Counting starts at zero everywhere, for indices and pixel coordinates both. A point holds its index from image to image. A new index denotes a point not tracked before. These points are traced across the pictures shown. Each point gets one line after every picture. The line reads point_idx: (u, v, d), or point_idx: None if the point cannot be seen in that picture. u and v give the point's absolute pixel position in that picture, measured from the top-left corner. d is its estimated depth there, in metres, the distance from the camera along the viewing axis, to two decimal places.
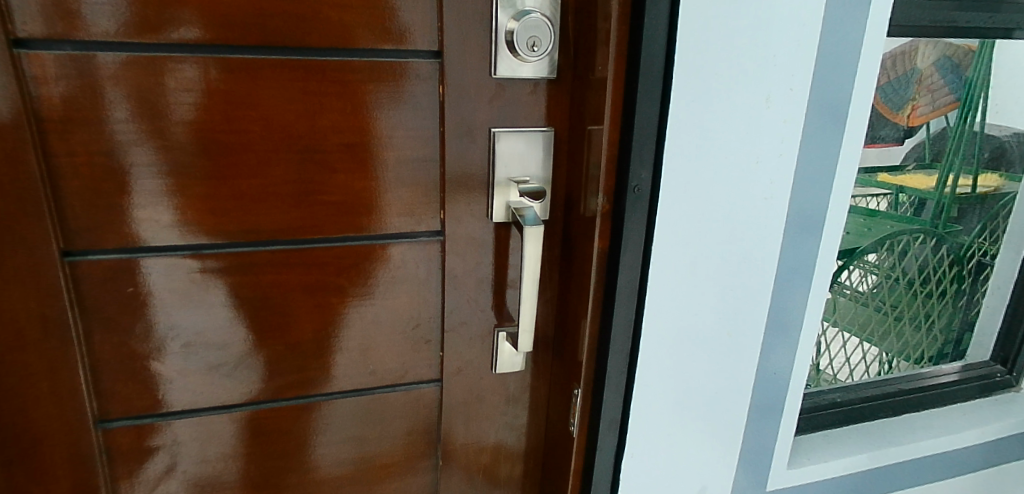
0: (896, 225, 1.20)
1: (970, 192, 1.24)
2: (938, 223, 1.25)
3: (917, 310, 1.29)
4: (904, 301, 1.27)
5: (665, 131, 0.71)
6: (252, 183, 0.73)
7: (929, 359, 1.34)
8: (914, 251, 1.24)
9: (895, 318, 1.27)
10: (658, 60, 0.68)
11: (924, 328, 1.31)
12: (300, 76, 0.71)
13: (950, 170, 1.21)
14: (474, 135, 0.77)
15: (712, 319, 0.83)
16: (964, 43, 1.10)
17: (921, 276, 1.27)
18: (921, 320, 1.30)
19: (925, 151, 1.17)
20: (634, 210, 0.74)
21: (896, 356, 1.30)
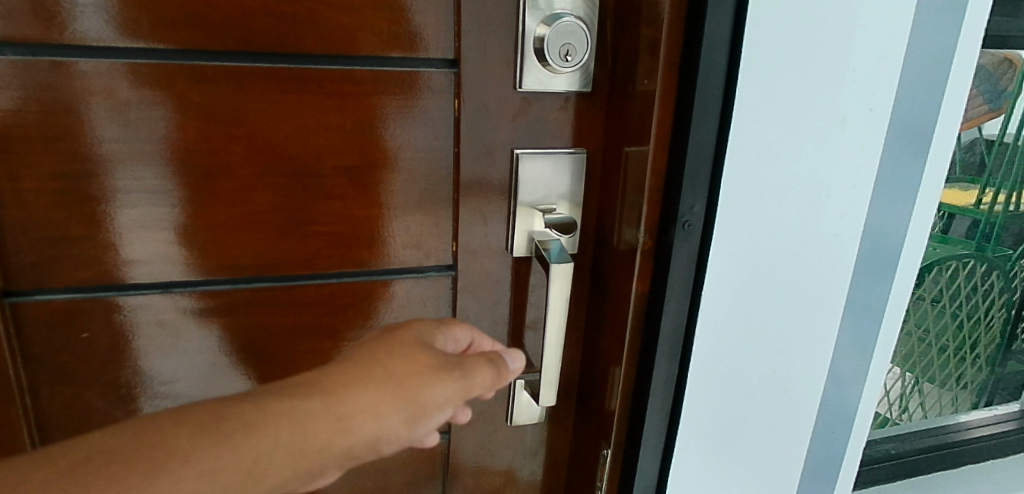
0: (939, 248, 1.09)
1: (1016, 210, 1.12)
2: (983, 244, 1.12)
3: (964, 340, 1.18)
4: (949, 331, 1.15)
5: (722, 158, 0.60)
6: (232, 210, 0.62)
7: (974, 388, 1.23)
8: (960, 278, 1.12)
9: (940, 350, 1.16)
10: (717, 73, 0.57)
11: (970, 358, 1.20)
12: (290, 86, 0.60)
13: (988, 184, 1.08)
14: (494, 157, 0.66)
15: (765, 373, 0.72)
16: (1002, 52, 0.95)
17: (970, 303, 1.15)
18: (966, 349, 1.19)
19: (957, 165, 1.04)
20: (682, 250, 0.62)
21: (936, 387, 1.19)
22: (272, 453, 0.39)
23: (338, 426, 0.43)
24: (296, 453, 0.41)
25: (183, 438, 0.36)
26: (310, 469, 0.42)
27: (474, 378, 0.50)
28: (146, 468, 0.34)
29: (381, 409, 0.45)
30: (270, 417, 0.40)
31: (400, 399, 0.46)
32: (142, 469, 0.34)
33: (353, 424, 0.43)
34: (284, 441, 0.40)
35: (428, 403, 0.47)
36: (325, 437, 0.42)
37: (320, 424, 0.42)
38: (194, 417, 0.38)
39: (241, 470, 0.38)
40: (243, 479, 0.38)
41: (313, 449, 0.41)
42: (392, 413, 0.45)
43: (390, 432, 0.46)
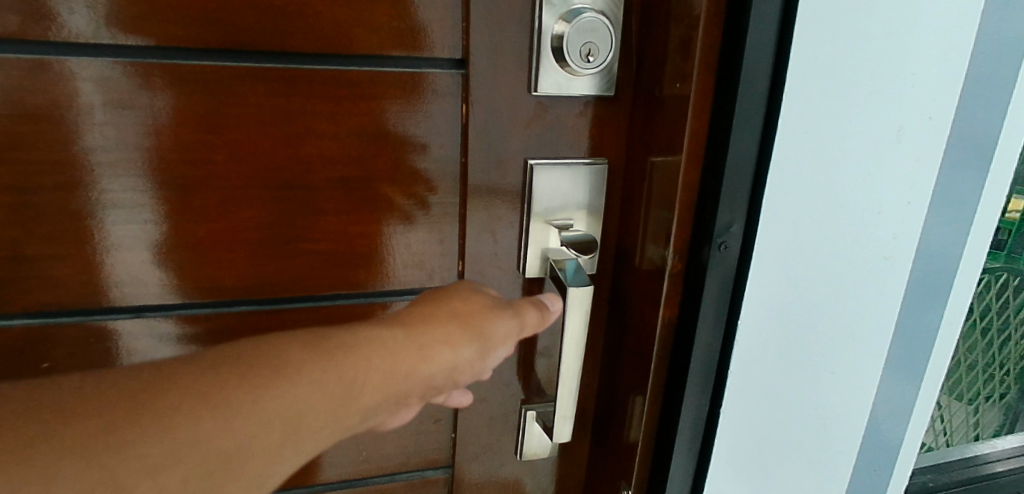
0: None
1: None
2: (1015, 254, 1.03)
3: (993, 354, 1.11)
4: (979, 348, 1.08)
5: (764, 171, 0.53)
6: (211, 227, 0.55)
7: (1004, 401, 1.16)
8: (993, 292, 1.04)
9: (968, 367, 1.09)
10: (761, 76, 0.50)
11: (999, 372, 1.13)
12: (278, 89, 0.53)
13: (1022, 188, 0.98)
14: (505, 168, 0.59)
15: (803, 407, 0.65)
16: None
17: (999, 317, 1.07)
18: (995, 364, 1.12)
19: None
20: (716, 274, 0.55)
21: (963, 406, 1.12)
22: (365, 375, 0.42)
23: (419, 354, 0.46)
24: (383, 377, 0.44)
25: (293, 352, 0.39)
26: (390, 398, 0.45)
27: (526, 315, 0.55)
28: (247, 392, 0.36)
29: (455, 340, 0.49)
30: (363, 341, 0.43)
31: (474, 329, 0.50)
32: (238, 394, 0.35)
33: (433, 353, 0.47)
34: (374, 361, 0.43)
35: (502, 334, 0.53)
36: (408, 365, 0.45)
37: (402, 350, 0.45)
38: (256, 353, 0.38)
39: (341, 389, 0.41)
40: (336, 399, 0.40)
41: (396, 375, 0.44)
42: (467, 345, 0.50)
43: (467, 362, 0.51)
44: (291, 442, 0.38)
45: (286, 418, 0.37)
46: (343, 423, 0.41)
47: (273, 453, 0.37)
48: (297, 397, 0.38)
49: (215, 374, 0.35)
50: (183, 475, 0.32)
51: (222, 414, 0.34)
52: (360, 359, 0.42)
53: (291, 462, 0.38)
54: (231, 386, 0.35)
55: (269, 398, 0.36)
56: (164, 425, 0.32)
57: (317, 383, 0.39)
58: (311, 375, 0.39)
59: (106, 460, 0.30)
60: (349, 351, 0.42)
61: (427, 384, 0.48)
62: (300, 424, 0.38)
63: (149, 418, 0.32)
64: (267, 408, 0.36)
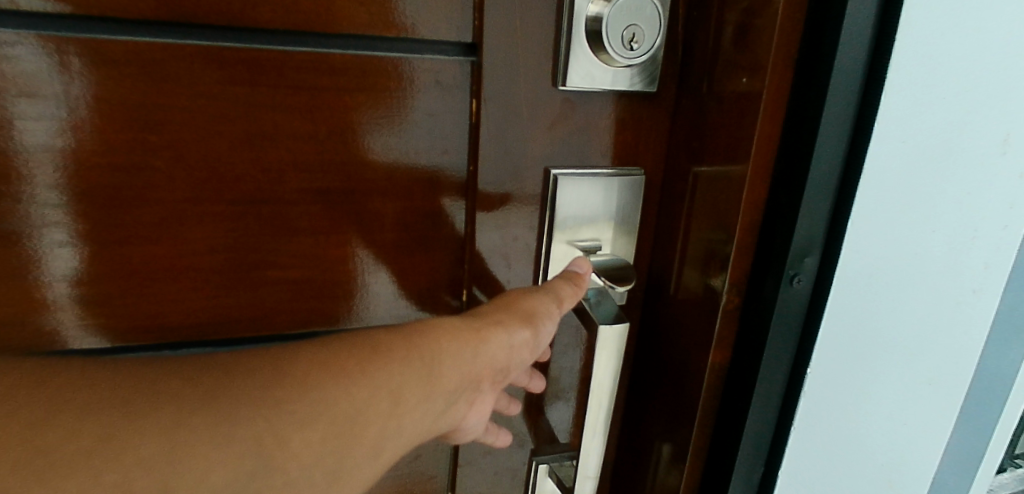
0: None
1: None
2: None
3: None
4: None
5: (849, 187, 0.44)
6: (149, 252, 0.43)
7: None
8: None
9: None
10: (852, 71, 0.41)
11: None
12: (239, 76, 0.41)
13: None
14: (523, 179, 0.48)
15: (868, 460, 0.55)
16: None
17: None
18: None
19: None
20: (785, 310, 0.46)
21: None
22: (442, 358, 0.39)
23: (478, 339, 0.42)
24: (457, 362, 0.40)
25: (383, 337, 0.37)
26: (470, 382, 0.42)
27: (561, 292, 0.45)
28: (355, 365, 0.35)
29: (506, 322, 0.43)
30: (429, 325, 0.40)
31: (530, 311, 0.44)
32: (346, 365, 0.34)
33: (495, 337, 0.42)
34: (446, 345, 0.40)
35: (546, 316, 0.44)
36: (476, 348, 0.41)
37: (463, 335, 0.41)
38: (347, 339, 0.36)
39: (428, 368, 0.38)
40: (426, 377, 0.38)
41: (473, 358, 0.41)
42: (524, 330, 0.43)
43: (524, 351, 0.45)
44: (395, 419, 0.36)
45: (391, 391, 0.36)
46: (436, 407, 0.39)
47: (386, 426, 0.36)
48: (393, 374, 0.36)
49: (313, 354, 0.34)
50: (322, 436, 0.32)
51: (340, 383, 0.34)
52: (437, 341, 0.40)
53: (403, 438, 0.38)
54: (340, 360, 0.34)
55: (376, 370, 0.35)
56: (298, 387, 0.32)
57: (407, 362, 0.37)
58: (398, 354, 0.37)
59: (258, 420, 0.30)
60: (426, 333, 0.39)
61: (503, 369, 0.45)
62: (400, 401, 0.36)
63: (285, 385, 0.31)
64: (375, 381, 0.35)
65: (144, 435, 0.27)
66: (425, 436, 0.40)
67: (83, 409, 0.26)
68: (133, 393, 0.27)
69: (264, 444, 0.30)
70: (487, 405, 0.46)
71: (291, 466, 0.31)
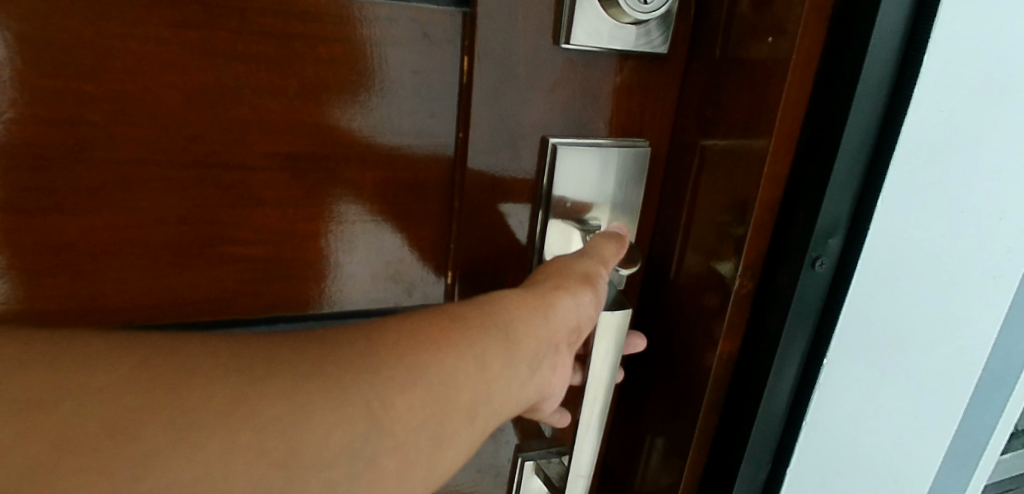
0: None
1: None
2: None
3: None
4: None
5: (881, 164, 0.40)
6: (84, 221, 0.37)
7: None
8: None
9: None
10: (892, 32, 0.37)
11: None
12: (194, 17, 0.35)
13: None
14: (518, 148, 0.43)
15: (873, 452, 0.53)
16: None
17: None
18: None
19: None
20: (803, 295, 0.43)
21: None
22: (514, 322, 0.34)
23: (548, 304, 0.37)
24: (536, 326, 0.35)
25: (465, 307, 0.33)
26: (551, 345, 0.37)
27: (604, 251, 0.41)
28: (441, 331, 0.30)
29: (570, 284, 0.38)
30: (493, 295, 0.35)
31: (584, 272, 0.39)
32: (436, 333, 0.30)
33: (561, 300, 0.37)
34: (521, 309, 0.35)
35: (600, 278, 0.40)
36: (545, 315, 0.36)
37: (532, 300, 0.36)
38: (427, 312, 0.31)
39: (507, 335, 0.33)
40: (510, 345, 0.33)
41: (544, 324, 0.36)
42: (586, 291, 0.39)
43: (590, 315, 0.40)
44: (484, 389, 0.31)
45: (479, 357, 0.31)
46: (523, 376, 0.34)
47: (481, 393, 0.31)
48: (479, 339, 0.31)
49: (397, 326, 0.29)
50: (422, 403, 0.28)
51: (431, 348, 0.29)
52: (506, 306, 0.34)
53: (501, 408, 0.33)
54: (427, 325, 0.30)
55: (463, 334, 0.31)
56: (389, 353, 0.27)
57: (488, 327, 0.32)
58: (477, 319, 0.32)
59: (359, 383, 0.26)
60: (495, 300, 0.34)
61: (577, 330, 0.39)
62: (490, 369, 0.31)
63: (380, 349, 0.27)
64: (462, 348, 0.30)
65: (207, 413, 0.22)
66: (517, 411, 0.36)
67: (104, 395, 0.21)
68: (177, 371, 0.23)
69: (371, 409, 0.26)
70: (568, 369, 0.40)
71: (399, 434, 0.27)
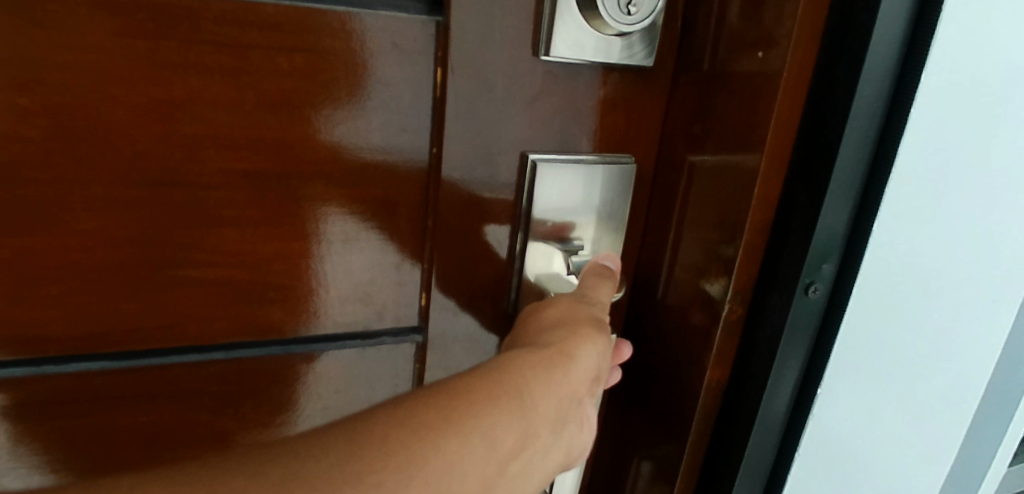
0: None
1: None
2: None
3: None
4: None
5: (878, 186, 0.38)
6: (23, 243, 0.34)
7: None
8: None
9: None
10: (892, 46, 0.34)
11: None
12: (139, 25, 0.32)
13: None
14: (496, 165, 0.41)
15: (868, 479, 0.51)
16: None
17: None
18: None
19: None
20: (797, 322, 0.40)
21: None
22: (531, 386, 0.32)
23: (565, 365, 0.35)
24: (554, 390, 0.33)
25: (466, 378, 0.31)
26: (575, 400, 0.36)
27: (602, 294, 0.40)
28: (438, 415, 0.28)
29: (587, 336, 0.36)
30: (507, 360, 0.33)
31: (595, 317, 0.38)
32: (433, 417, 0.28)
33: (584, 352, 0.36)
34: (536, 373, 0.33)
35: (603, 322, 0.39)
36: (566, 372, 0.34)
37: (545, 361, 0.34)
38: (424, 390, 0.29)
39: (518, 404, 0.31)
40: (522, 414, 0.31)
41: (566, 382, 0.34)
42: (602, 337, 0.37)
43: (607, 364, 0.38)
44: (492, 471, 0.29)
45: (485, 438, 0.29)
46: (541, 444, 0.33)
47: (488, 474, 0.29)
48: (483, 416, 0.29)
49: (389, 419, 0.27)
50: None
51: (427, 439, 0.27)
52: (523, 371, 0.33)
53: (514, 482, 0.32)
54: (423, 411, 0.28)
55: (465, 416, 0.29)
56: (378, 455, 0.25)
57: (495, 400, 0.30)
58: (484, 394, 0.30)
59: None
60: (504, 366, 0.32)
61: (600, 380, 0.38)
62: (498, 449, 0.30)
63: (366, 451, 0.25)
64: (461, 432, 0.28)
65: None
66: (541, 480, 0.34)
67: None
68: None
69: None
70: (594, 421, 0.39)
71: None
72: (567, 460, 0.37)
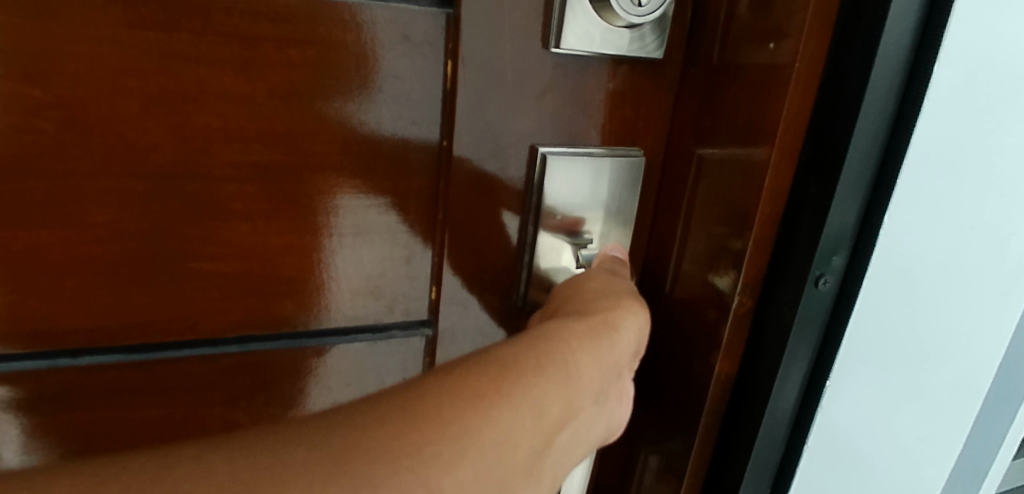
0: None
1: None
2: None
3: None
4: None
5: (888, 179, 0.38)
6: (33, 236, 0.34)
7: None
8: None
9: None
10: (902, 37, 0.34)
11: None
12: (149, 17, 0.32)
13: None
14: (506, 158, 0.41)
15: (874, 472, 0.51)
16: None
17: None
18: None
19: None
20: (807, 314, 0.40)
21: None
22: (578, 356, 0.33)
23: (603, 335, 0.36)
24: (595, 358, 0.35)
25: (511, 349, 0.31)
26: (613, 372, 0.36)
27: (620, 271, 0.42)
28: (489, 386, 0.29)
29: (623, 308, 0.38)
30: (550, 330, 0.34)
31: (631, 288, 0.40)
32: (483, 386, 0.28)
33: (622, 321, 0.37)
34: (578, 343, 0.34)
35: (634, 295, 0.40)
36: (608, 341, 0.36)
37: (584, 334, 0.35)
38: (471, 361, 0.30)
39: (562, 372, 0.32)
40: (567, 382, 0.32)
41: (607, 351, 0.35)
42: (637, 308, 0.39)
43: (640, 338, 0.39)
44: (543, 438, 0.30)
45: (534, 406, 0.30)
46: (583, 415, 0.33)
47: (539, 444, 0.30)
48: (531, 384, 0.30)
49: (439, 388, 0.27)
50: (476, 470, 0.26)
51: (480, 407, 0.27)
52: (565, 339, 0.34)
53: (560, 455, 0.32)
54: (473, 381, 0.28)
55: (513, 386, 0.29)
56: (433, 423, 0.26)
57: (541, 369, 0.31)
58: (531, 363, 0.31)
59: (406, 466, 0.24)
60: (546, 337, 0.33)
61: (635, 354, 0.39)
62: (547, 418, 0.30)
63: (421, 421, 0.26)
64: (514, 397, 0.29)
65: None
66: (581, 453, 0.34)
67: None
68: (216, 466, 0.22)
69: (417, 472, 0.24)
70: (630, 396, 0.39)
71: None
72: (606, 436, 0.37)
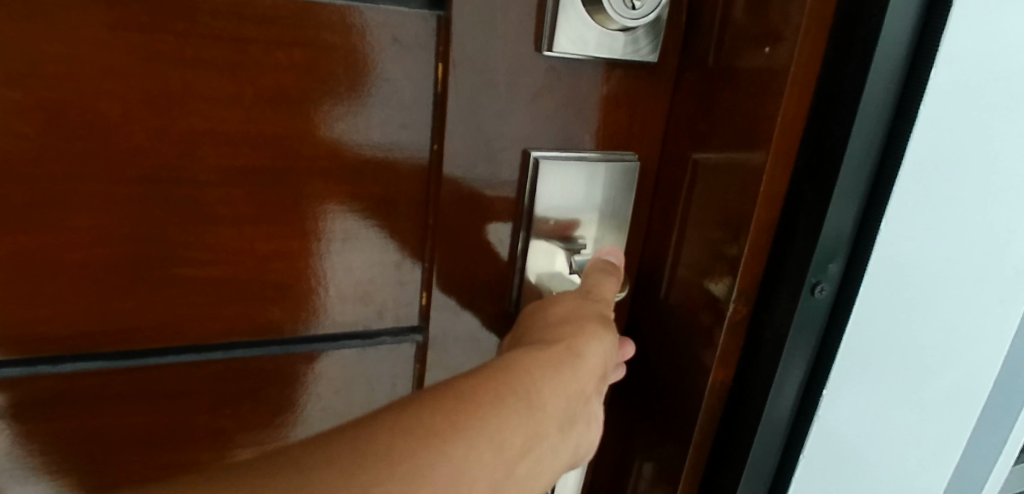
0: None
1: None
2: None
3: None
4: None
5: (885, 184, 0.37)
6: (15, 241, 0.34)
7: None
8: None
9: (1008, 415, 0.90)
10: (900, 41, 0.34)
11: None
12: (134, 19, 0.32)
13: None
14: (498, 162, 0.40)
15: (873, 480, 0.50)
16: None
17: None
18: None
19: None
20: (803, 322, 0.40)
21: None
22: (542, 385, 0.32)
23: (571, 362, 0.34)
24: (562, 388, 0.33)
25: (470, 378, 0.30)
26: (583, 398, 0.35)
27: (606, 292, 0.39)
28: (444, 420, 0.28)
29: (592, 333, 0.36)
30: (515, 358, 0.33)
31: (602, 314, 0.38)
32: (435, 421, 0.27)
33: (591, 348, 0.35)
34: (543, 372, 0.32)
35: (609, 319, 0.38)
36: (576, 368, 0.34)
37: (551, 361, 0.33)
38: (427, 394, 0.29)
39: (523, 404, 0.31)
40: (529, 415, 0.31)
41: (575, 379, 0.34)
42: (608, 333, 0.37)
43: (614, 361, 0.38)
44: (501, 472, 0.29)
45: (490, 441, 0.28)
46: (548, 445, 0.32)
47: (495, 478, 0.29)
48: (487, 418, 0.29)
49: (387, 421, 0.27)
50: None
51: (430, 448, 0.26)
52: (529, 369, 0.32)
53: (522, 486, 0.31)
54: (425, 416, 0.27)
55: (468, 419, 0.28)
56: (377, 464, 0.25)
57: (500, 401, 0.30)
58: (488, 396, 0.29)
59: None
60: (509, 366, 0.32)
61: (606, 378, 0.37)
62: (505, 451, 0.29)
63: (365, 458, 0.25)
64: (467, 432, 0.28)
65: None
66: (551, 480, 0.33)
67: None
68: None
69: None
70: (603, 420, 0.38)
71: None
72: (577, 460, 0.36)
